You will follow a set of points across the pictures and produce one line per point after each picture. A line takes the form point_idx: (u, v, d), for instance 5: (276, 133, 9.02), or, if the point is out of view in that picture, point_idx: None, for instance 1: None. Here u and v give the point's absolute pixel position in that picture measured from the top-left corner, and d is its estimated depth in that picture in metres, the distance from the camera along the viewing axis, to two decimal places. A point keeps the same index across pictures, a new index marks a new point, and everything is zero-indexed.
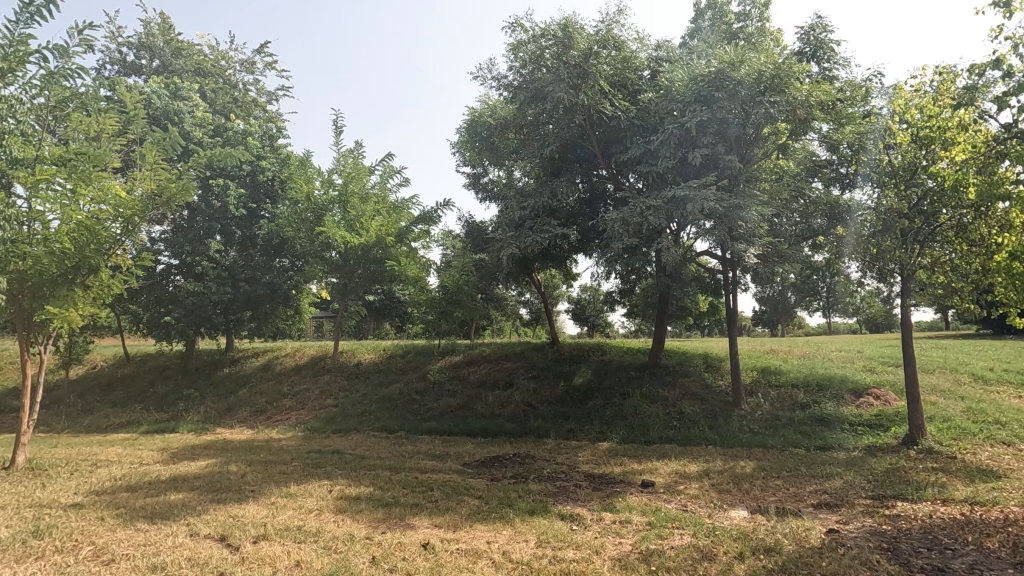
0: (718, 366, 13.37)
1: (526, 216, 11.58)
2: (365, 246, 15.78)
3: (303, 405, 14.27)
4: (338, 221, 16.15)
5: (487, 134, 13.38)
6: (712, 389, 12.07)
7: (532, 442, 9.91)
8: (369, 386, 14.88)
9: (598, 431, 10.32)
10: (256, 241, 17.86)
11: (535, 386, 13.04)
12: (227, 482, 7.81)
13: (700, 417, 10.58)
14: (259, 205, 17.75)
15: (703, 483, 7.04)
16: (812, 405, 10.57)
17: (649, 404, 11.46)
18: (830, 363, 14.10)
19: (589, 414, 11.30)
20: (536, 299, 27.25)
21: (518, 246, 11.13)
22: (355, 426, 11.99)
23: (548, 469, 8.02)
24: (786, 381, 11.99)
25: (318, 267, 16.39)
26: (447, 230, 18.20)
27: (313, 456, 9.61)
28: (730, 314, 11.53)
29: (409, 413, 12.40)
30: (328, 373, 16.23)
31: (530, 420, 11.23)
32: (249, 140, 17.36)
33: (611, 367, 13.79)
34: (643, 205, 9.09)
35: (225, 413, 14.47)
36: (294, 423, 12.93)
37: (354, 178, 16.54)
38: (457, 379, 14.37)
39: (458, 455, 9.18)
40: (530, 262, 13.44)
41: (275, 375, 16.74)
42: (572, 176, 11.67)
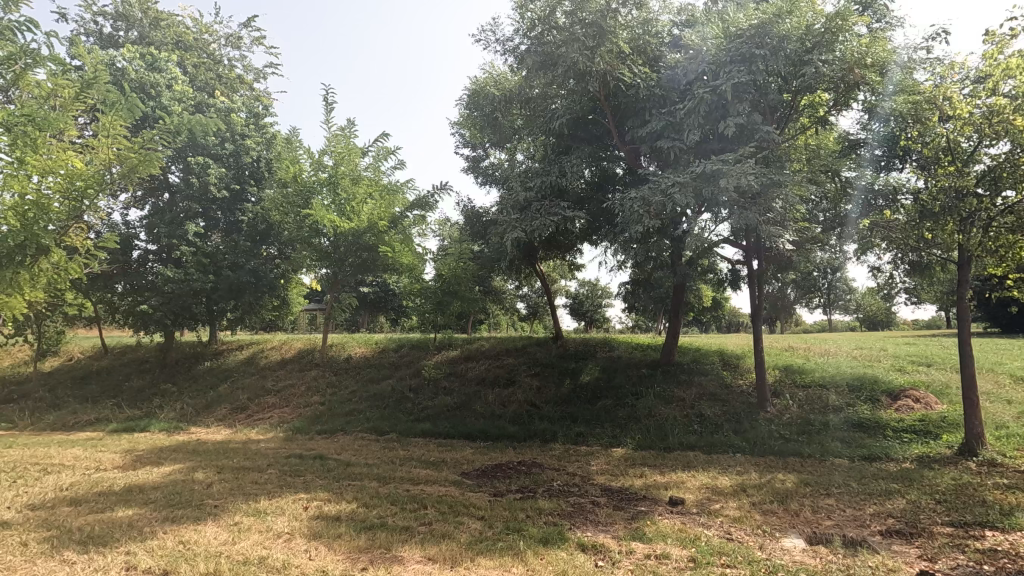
0: (736, 365, 12.39)
1: (531, 197, 10.49)
2: (356, 232, 14.69)
3: (287, 403, 13.20)
4: (327, 205, 15.05)
5: (490, 109, 12.31)
6: (733, 389, 11.07)
7: (538, 447, 8.89)
8: (359, 381, 13.85)
9: (611, 436, 9.30)
10: (241, 226, 16.75)
11: (538, 384, 12.03)
12: (188, 496, 6.75)
13: (723, 420, 9.58)
14: (243, 188, 16.60)
15: (742, 502, 6.05)
16: (846, 408, 9.59)
17: (664, 405, 10.47)
18: (855, 362, 13.11)
19: (599, 415, 10.29)
20: (535, 292, 26.26)
21: (523, 230, 10.06)
22: (341, 426, 10.96)
23: (559, 482, 7.00)
24: (813, 381, 11.00)
25: (306, 255, 15.31)
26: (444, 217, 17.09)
27: (293, 463, 8.56)
28: (753, 308, 10.54)
29: (401, 413, 11.36)
30: (316, 367, 15.19)
31: (534, 422, 10.22)
32: (233, 118, 16.19)
33: (620, 364, 12.80)
34: (667, 182, 8.04)
35: (204, 410, 13.39)
36: (276, 422, 11.88)
37: (345, 159, 15.42)
38: (454, 375, 13.34)
39: (456, 463, 8.15)
40: (533, 250, 12.38)
41: (259, 369, 15.66)
42: (583, 155, 10.58)
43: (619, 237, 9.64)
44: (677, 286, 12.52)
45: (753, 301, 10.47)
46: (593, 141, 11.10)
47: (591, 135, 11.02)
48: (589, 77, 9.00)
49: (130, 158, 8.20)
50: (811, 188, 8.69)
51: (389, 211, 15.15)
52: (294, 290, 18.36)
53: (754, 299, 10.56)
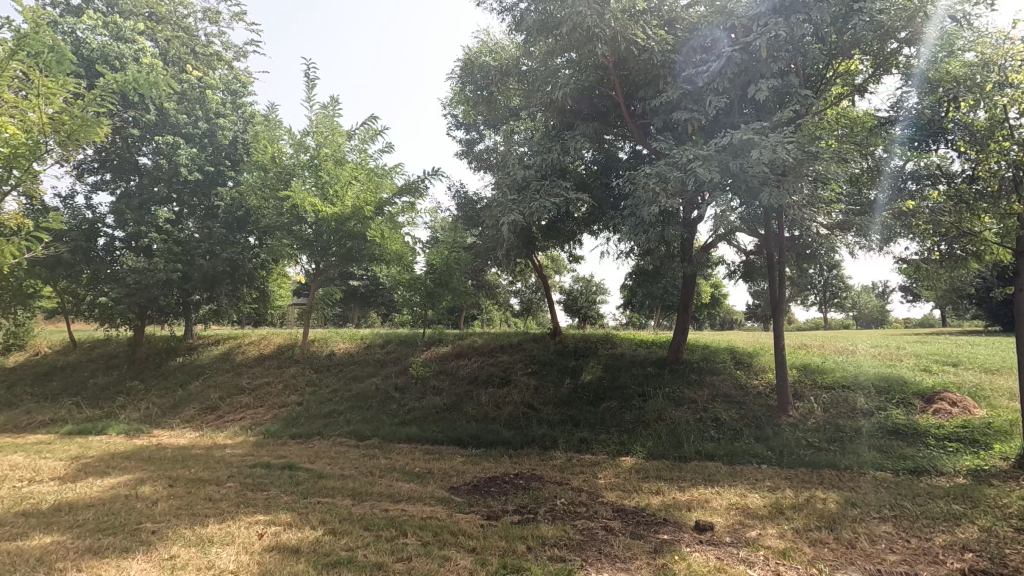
0: (749, 364, 11.46)
1: (531, 176, 9.44)
2: (340, 218, 13.59)
3: (261, 403, 12.11)
4: (310, 189, 13.93)
5: (486, 83, 11.21)
6: (749, 390, 10.13)
7: (537, 456, 7.89)
8: (341, 380, 12.79)
9: (617, 443, 8.32)
10: (217, 213, 15.61)
11: (535, 384, 11.04)
12: (124, 518, 5.67)
13: (742, 425, 8.62)
14: (219, 171, 15.44)
15: (783, 529, 5.07)
16: (877, 413, 8.67)
17: (674, 408, 9.52)
18: (875, 360, 12.21)
19: (604, 419, 9.31)
20: (529, 288, 25.36)
21: (521, 212, 9.00)
22: (318, 430, 9.90)
23: (563, 501, 6.01)
24: (836, 382, 10.07)
25: (286, 243, 14.22)
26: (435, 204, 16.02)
27: (257, 473, 7.51)
28: (772, 300, 9.60)
29: (384, 415, 10.32)
30: (295, 364, 14.10)
31: (532, 426, 9.23)
32: (207, 94, 14.99)
33: (624, 362, 11.84)
34: (688, 156, 7.06)
35: (171, 410, 12.29)
36: (248, 425, 10.80)
37: (329, 140, 14.31)
38: (443, 373, 12.32)
39: (444, 476, 7.14)
40: (530, 237, 11.36)
41: (235, 366, 14.56)
42: (588, 131, 9.57)
43: (627, 221, 8.65)
44: (686, 278, 11.54)
45: (773, 294, 9.52)
46: (597, 117, 10.09)
47: (596, 111, 10.00)
48: (598, 39, 7.99)
49: (71, 124, 6.96)
50: (844, 166, 7.79)
51: (376, 196, 14.05)
52: (275, 282, 17.29)
53: (774, 292, 9.60)
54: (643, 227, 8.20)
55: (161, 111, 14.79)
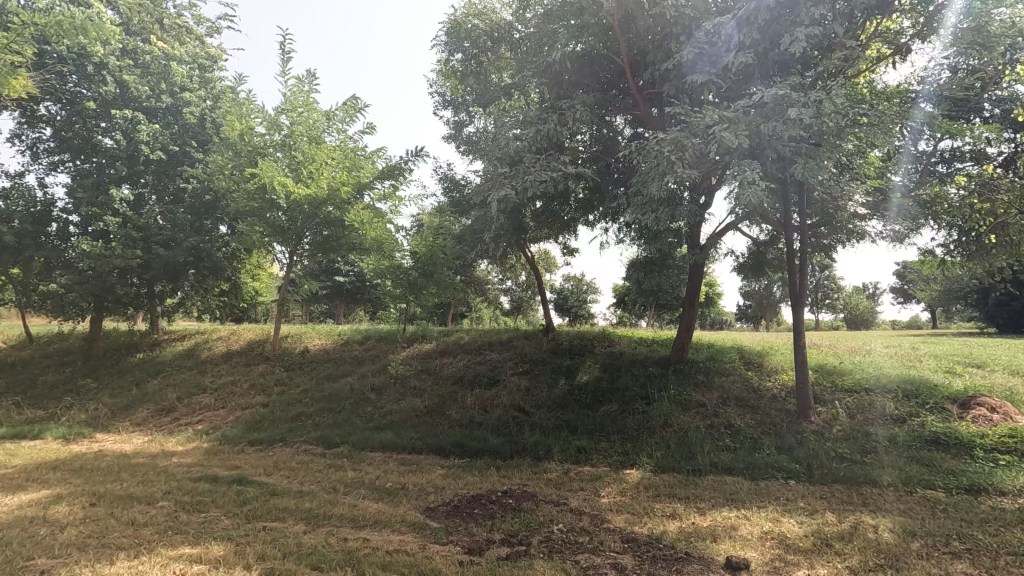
0: (760, 365, 10.51)
1: (524, 149, 8.53)
2: (314, 200, 12.45)
3: (223, 404, 10.94)
4: (284, 167, 12.74)
5: (474, 51, 10.12)
6: (763, 392, 9.16)
7: (529, 469, 6.83)
8: (313, 379, 11.66)
9: (620, 454, 7.29)
10: (183, 197, 14.39)
11: (527, 385, 9.99)
12: (13, 551, 4.53)
13: (761, 433, 7.64)
14: (184, 151, 14.22)
15: (838, 570, 4.05)
16: (910, 420, 7.74)
17: (682, 412, 8.53)
18: (894, 361, 11.32)
19: (604, 425, 8.28)
20: (518, 285, 24.85)
21: (513, 188, 8.16)
22: (281, 436, 8.77)
23: (561, 527, 4.96)
24: (858, 384, 9.15)
25: (256, 229, 13.06)
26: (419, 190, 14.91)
27: (200, 488, 6.39)
28: (793, 292, 8.61)
29: (358, 419, 9.22)
30: (265, 361, 12.96)
31: (523, 433, 8.18)
32: (171, 66, 13.76)
33: (623, 362, 10.84)
34: (710, 119, 6.08)
35: (122, 412, 11.06)
36: (205, 429, 9.64)
37: (303, 118, 13.14)
38: (425, 372, 11.24)
39: (420, 492, 6.08)
40: (523, 221, 10.36)
41: (198, 363, 13.37)
42: (589, 101, 8.56)
43: (632, 198, 7.69)
44: (693, 269, 10.56)
45: (792, 284, 8.55)
46: (599, 87, 9.08)
47: (597, 80, 9.00)
48: None
49: None
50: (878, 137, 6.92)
51: (355, 179, 12.91)
52: (247, 273, 16.13)
53: (794, 283, 8.60)
54: (652, 204, 7.24)
55: (120, 84, 13.55)
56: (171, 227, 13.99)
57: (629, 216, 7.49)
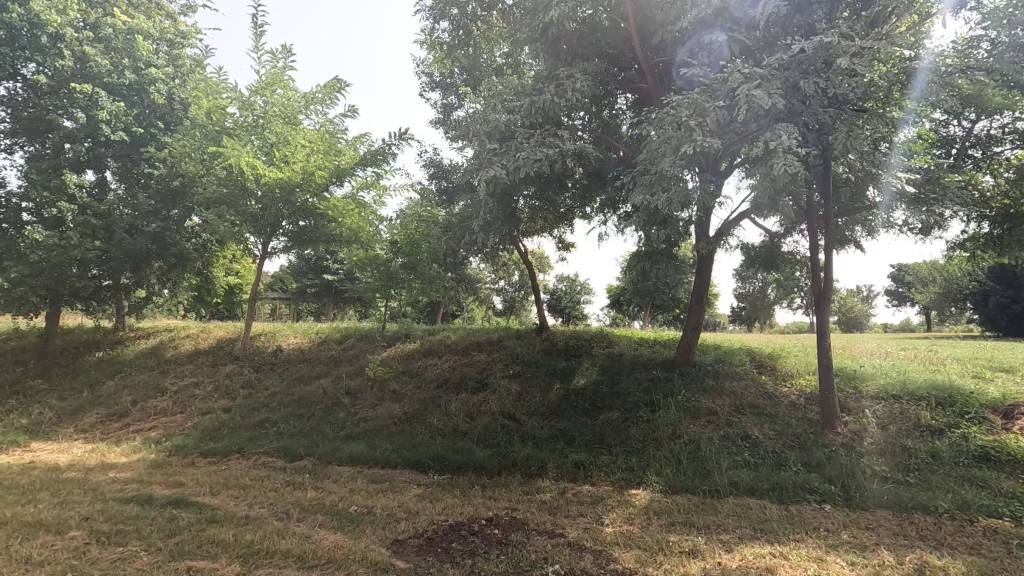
0: (773, 369, 9.61)
1: (517, 124, 7.58)
2: (288, 186, 11.43)
3: (181, 409, 9.88)
4: (256, 148, 11.70)
5: (463, 19, 9.16)
6: (780, 399, 8.25)
7: (518, 489, 5.87)
8: (284, 381, 10.64)
9: (625, 470, 6.33)
10: (149, 182, 13.35)
11: (518, 388, 9.03)
12: None
13: (783, 446, 6.72)
14: (149, 133, 13.16)
15: None
16: (951, 432, 6.85)
17: (691, 421, 7.61)
18: (916, 364, 10.47)
19: (604, 435, 7.34)
20: (512, 285, 26.07)
21: (503, 166, 7.23)
22: (240, 445, 7.75)
23: (558, 570, 3.99)
24: (886, 391, 8.27)
25: (225, 217, 12.03)
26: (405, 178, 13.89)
27: (128, 513, 5.36)
28: (815, 291, 7.68)
29: (327, 427, 8.22)
30: (234, 361, 11.92)
31: (512, 444, 7.21)
32: (135, 39, 12.67)
33: (624, 363, 9.91)
34: (736, 77, 5.15)
35: (69, 417, 9.96)
36: (157, 437, 8.60)
37: (279, 96, 12.12)
38: (407, 374, 10.26)
39: (389, 519, 5.09)
40: (515, 208, 9.42)
41: (161, 363, 12.29)
42: (592, 69, 7.63)
43: (638, 178, 6.76)
44: (700, 262, 9.65)
45: (816, 282, 7.62)
46: (603, 57, 8.13)
47: (601, 48, 8.06)
48: None
49: None
50: (907, 97, 6.22)
51: (334, 164, 11.90)
52: (220, 266, 15.08)
53: (817, 281, 7.66)
54: (663, 183, 6.31)
55: (78, 58, 12.46)
56: (135, 215, 12.94)
57: (635, 197, 6.57)
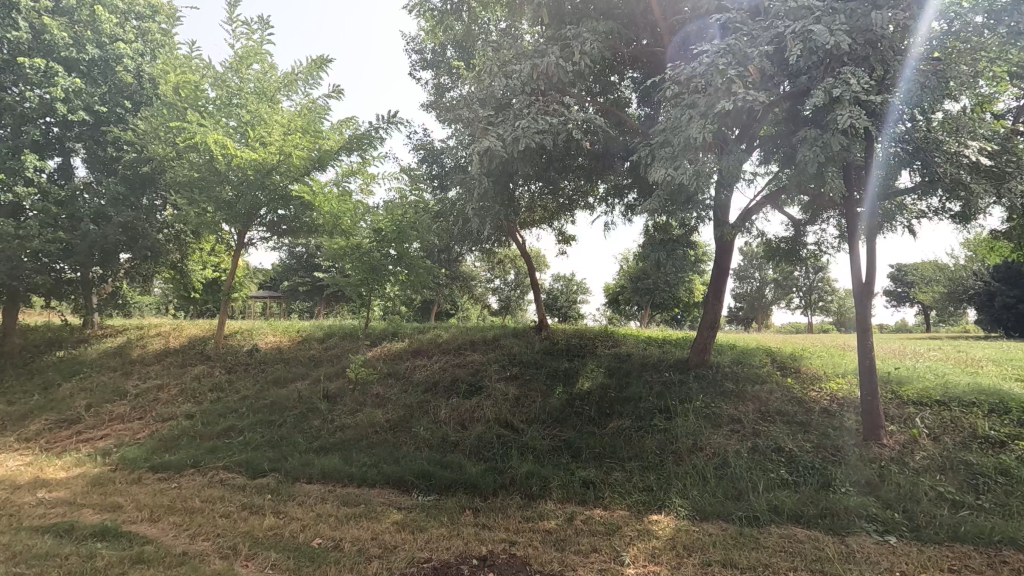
0: (797, 371, 8.71)
1: (515, 91, 6.63)
2: (264, 169, 10.44)
3: (140, 415, 8.86)
4: (230, 127, 10.69)
5: None
6: (810, 405, 7.33)
7: (517, 516, 4.92)
8: (258, 383, 9.64)
9: (643, 492, 5.39)
10: (116, 167, 12.35)
11: (515, 392, 8.08)
12: None
13: (824, 461, 5.81)
14: (115, 114, 12.13)
15: None
16: (1015, 445, 5.96)
17: (713, 430, 6.69)
18: (950, 365, 9.59)
19: (615, 448, 6.39)
20: (507, 284, 25.69)
21: (500, 138, 6.27)
22: (197, 458, 6.75)
23: None
24: (929, 395, 7.37)
25: (197, 204, 11.02)
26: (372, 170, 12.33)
27: (38, 548, 4.36)
28: (854, 285, 6.69)
29: (299, 437, 7.24)
30: (205, 362, 10.91)
31: (510, 458, 6.26)
32: (98, 10, 11.65)
33: (633, 364, 8.98)
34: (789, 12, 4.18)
35: (13, 424, 8.90)
36: (106, 448, 7.57)
37: (255, 73, 11.12)
38: (392, 375, 9.29)
39: (360, 558, 4.12)
40: (512, 193, 8.45)
41: (126, 363, 11.25)
42: (603, 28, 6.67)
43: (657, 150, 5.83)
44: (718, 254, 8.71)
45: (856, 275, 6.61)
46: (615, 17, 7.20)
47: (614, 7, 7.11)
48: None
49: None
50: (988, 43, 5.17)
51: (316, 146, 10.89)
52: (196, 259, 14.07)
53: (857, 275, 6.66)
54: (689, 153, 5.37)
55: (35, 31, 11.42)
56: (99, 202, 11.91)
57: (655, 171, 5.63)
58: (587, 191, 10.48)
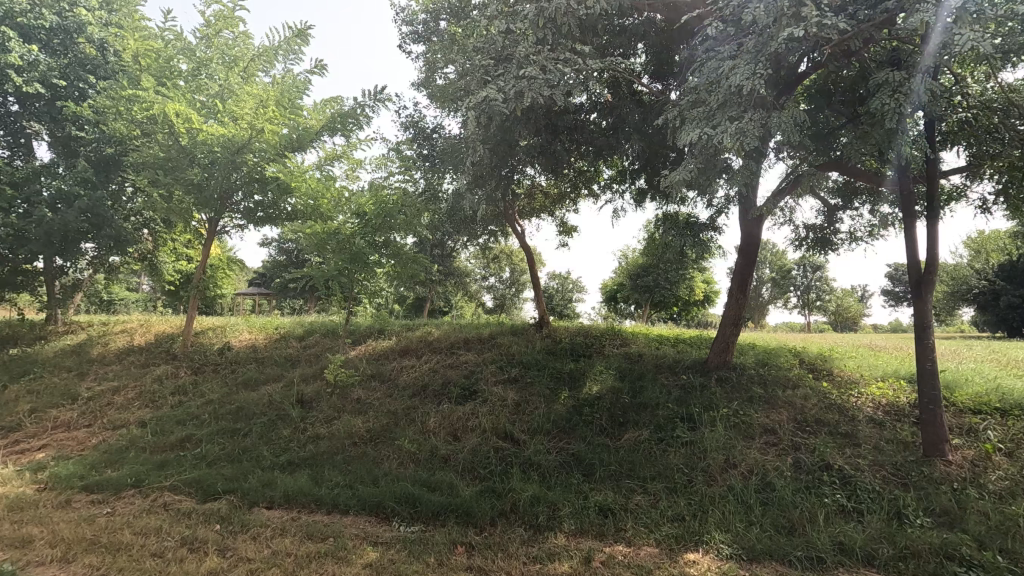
0: (830, 373, 7.78)
1: (520, 41, 5.68)
2: (236, 146, 9.42)
3: (88, 424, 7.79)
4: (199, 102, 9.66)
5: None
6: (853, 412, 6.41)
7: (522, 556, 3.95)
8: (226, 385, 8.62)
9: (672, 522, 4.44)
10: (76, 146, 11.31)
11: (515, 398, 7.11)
12: None
13: (886, 483, 4.88)
14: (75, 89, 11.07)
15: None
16: None
17: (746, 443, 5.76)
18: (992, 367, 8.70)
19: (633, 464, 5.46)
20: (502, 282, 24.82)
21: (500, 97, 5.30)
22: (141, 475, 5.72)
23: None
24: (988, 401, 6.45)
25: (161, 186, 9.94)
26: (351, 151, 11.07)
27: None
28: (912, 275, 5.77)
29: (264, 449, 6.23)
30: (170, 361, 9.86)
31: (510, 477, 5.30)
32: None
33: (646, 366, 8.04)
34: None
35: None
36: (41, 461, 6.51)
37: (228, 42, 10.07)
38: (377, 377, 8.30)
39: None
40: (512, 171, 7.48)
41: (83, 362, 10.17)
42: None
43: (689, 111, 4.88)
44: (743, 243, 7.78)
45: (914, 262, 5.67)
46: None
47: None
48: None
49: None
50: None
51: (291, 123, 9.77)
52: (167, 251, 12.97)
53: (915, 262, 5.72)
54: (732, 110, 4.43)
55: None
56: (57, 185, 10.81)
57: (688, 134, 4.68)
58: (594, 175, 9.54)
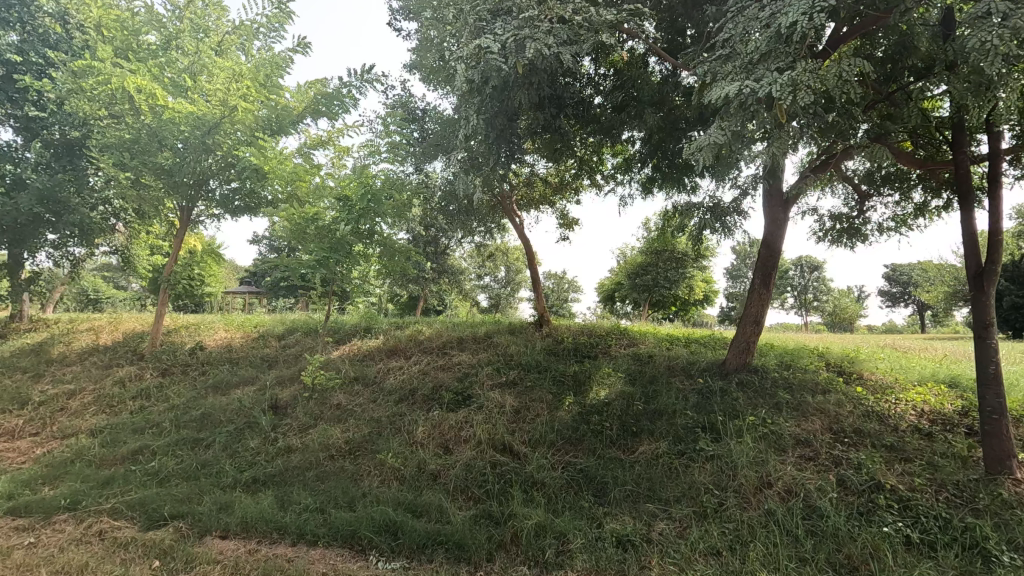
0: (861, 377, 7.06)
1: None
2: (207, 126, 8.61)
3: (36, 432, 6.95)
4: (167, 77, 8.85)
5: None
6: (896, 422, 5.68)
7: None
8: (194, 389, 7.79)
9: (704, 556, 3.71)
10: (36, 128, 10.48)
11: (513, 404, 6.34)
12: None
13: (952, 508, 4.15)
14: (35, 66, 10.24)
15: None
16: None
17: (780, 457, 5.02)
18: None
19: (653, 484, 4.71)
20: (497, 281, 24.10)
21: (497, 52, 4.55)
22: (79, 495, 4.91)
23: None
24: None
25: (127, 171, 9.11)
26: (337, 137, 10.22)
27: None
28: (970, 268, 5.03)
29: (227, 463, 5.44)
30: (136, 362, 9.03)
31: (510, 499, 4.54)
32: None
33: (657, 368, 7.30)
34: None
35: None
36: None
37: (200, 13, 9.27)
38: (360, 380, 7.51)
39: None
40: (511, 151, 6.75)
41: (41, 363, 9.32)
42: None
43: (724, 67, 4.14)
44: (766, 234, 7.07)
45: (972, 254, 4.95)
46: None
47: None
48: None
49: None
50: None
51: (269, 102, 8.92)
52: (140, 244, 12.13)
53: (973, 254, 4.99)
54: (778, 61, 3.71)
55: None
56: (15, 169, 9.99)
57: (721, 92, 3.96)
58: (600, 161, 8.78)
